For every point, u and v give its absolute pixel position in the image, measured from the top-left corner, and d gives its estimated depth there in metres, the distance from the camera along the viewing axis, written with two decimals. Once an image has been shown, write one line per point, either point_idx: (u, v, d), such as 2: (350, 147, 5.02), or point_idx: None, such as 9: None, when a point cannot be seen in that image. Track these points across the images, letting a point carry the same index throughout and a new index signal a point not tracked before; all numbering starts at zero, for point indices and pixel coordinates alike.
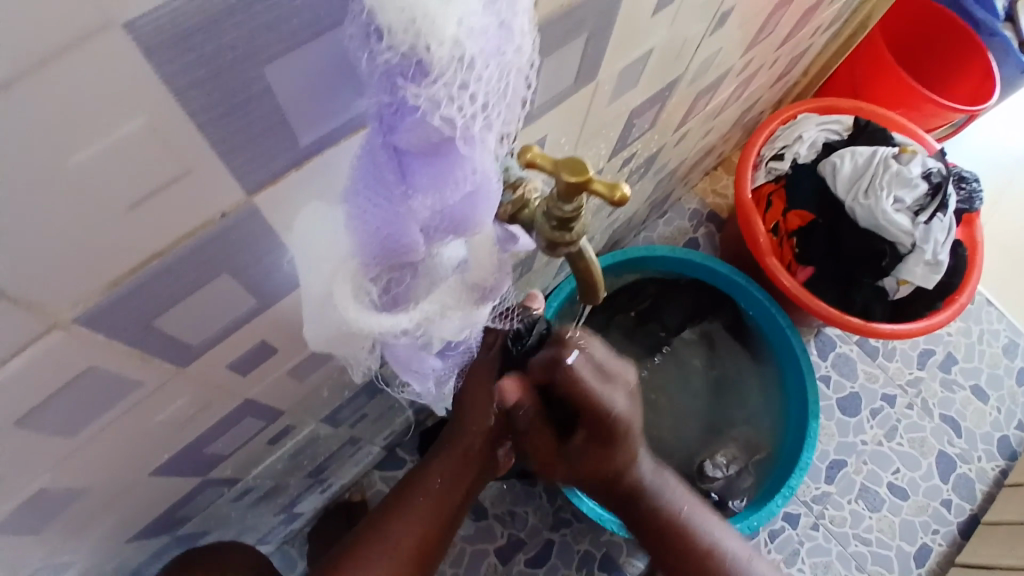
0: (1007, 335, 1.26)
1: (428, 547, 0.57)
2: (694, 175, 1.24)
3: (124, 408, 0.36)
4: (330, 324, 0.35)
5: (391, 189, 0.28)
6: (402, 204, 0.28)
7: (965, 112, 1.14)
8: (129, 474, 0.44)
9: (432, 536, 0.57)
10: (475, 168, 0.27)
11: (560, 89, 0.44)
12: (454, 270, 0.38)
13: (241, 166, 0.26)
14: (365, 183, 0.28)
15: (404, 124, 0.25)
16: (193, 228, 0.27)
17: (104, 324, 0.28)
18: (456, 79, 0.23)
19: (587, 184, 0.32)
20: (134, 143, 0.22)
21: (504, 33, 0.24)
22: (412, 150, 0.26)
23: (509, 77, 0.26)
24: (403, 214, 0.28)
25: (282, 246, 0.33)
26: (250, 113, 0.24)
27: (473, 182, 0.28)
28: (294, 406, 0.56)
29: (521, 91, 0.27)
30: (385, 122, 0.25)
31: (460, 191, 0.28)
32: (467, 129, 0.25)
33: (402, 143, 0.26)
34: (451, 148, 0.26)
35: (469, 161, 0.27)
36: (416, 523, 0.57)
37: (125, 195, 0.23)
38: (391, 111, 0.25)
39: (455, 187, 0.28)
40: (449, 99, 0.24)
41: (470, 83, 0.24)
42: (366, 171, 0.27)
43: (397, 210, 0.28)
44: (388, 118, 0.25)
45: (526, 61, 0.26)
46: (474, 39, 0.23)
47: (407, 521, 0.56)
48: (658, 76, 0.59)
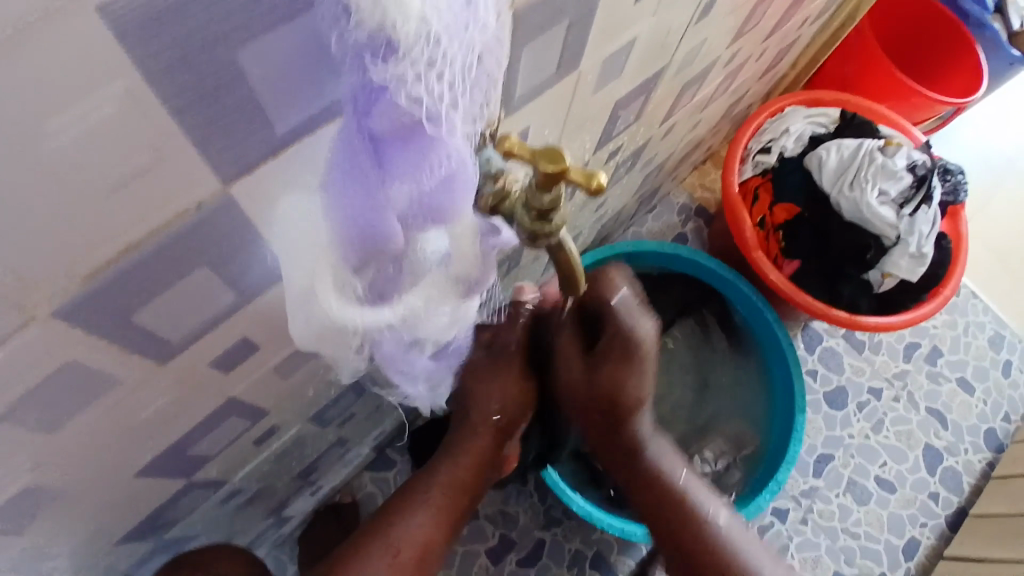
0: (992, 327, 1.28)
1: (435, 547, 0.55)
2: (681, 170, 1.24)
3: (103, 407, 0.35)
4: (314, 321, 0.33)
5: (367, 177, 0.27)
6: (378, 190, 0.27)
7: (954, 105, 1.15)
8: (111, 474, 0.43)
9: (441, 533, 0.56)
10: (449, 152, 0.27)
11: (544, 78, 0.44)
12: (438, 264, 0.36)
13: (215, 155, 0.26)
14: (339, 171, 0.27)
15: (376, 106, 0.24)
16: (171, 217, 0.27)
17: (79, 318, 0.28)
18: (424, 56, 0.23)
19: (564, 173, 0.32)
20: (105, 129, 0.21)
21: (469, 8, 0.24)
22: (386, 134, 0.26)
23: (475, 55, 0.25)
24: (379, 200, 0.28)
25: (263, 239, 0.32)
26: (223, 99, 0.24)
27: (448, 167, 0.28)
28: (279, 405, 0.55)
29: (496, 69, 0.27)
30: (359, 106, 0.25)
31: (434, 176, 0.27)
32: (437, 110, 0.25)
33: (375, 127, 0.25)
34: (423, 130, 0.26)
35: (444, 145, 0.27)
36: (426, 519, 0.55)
37: (96, 184, 0.23)
38: (365, 95, 0.24)
39: (430, 171, 0.27)
40: (417, 77, 0.23)
41: (439, 59, 0.23)
42: (341, 157, 0.27)
43: (373, 197, 0.27)
44: (363, 103, 0.24)
45: (491, 37, 0.26)
46: (440, 14, 0.22)
47: (415, 520, 0.54)
48: (643, 66, 0.59)
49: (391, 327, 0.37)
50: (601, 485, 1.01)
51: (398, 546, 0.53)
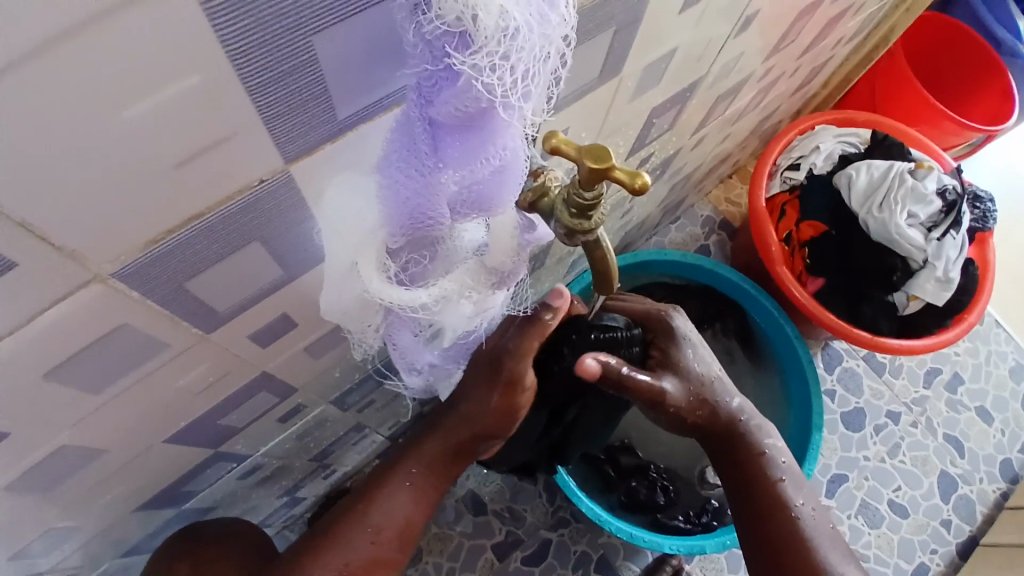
0: (1015, 358, 1.26)
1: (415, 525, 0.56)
2: (708, 182, 1.25)
3: (149, 370, 0.36)
4: (349, 294, 0.36)
5: (424, 162, 0.28)
6: (432, 176, 0.29)
7: (984, 131, 1.14)
8: (145, 439, 0.45)
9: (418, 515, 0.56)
10: (505, 144, 0.28)
11: (586, 82, 0.45)
12: (474, 253, 0.38)
13: (280, 136, 0.27)
14: (397, 154, 0.28)
15: (442, 95, 0.26)
16: (234, 192, 0.28)
17: (139, 281, 0.29)
18: (499, 49, 0.24)
19: (608, 171, 0.33)
20: (185, 101, 0.23)
21: (548, 5, 0.24)
22: (447, 122, 0.27)
23: (550, 50, 0.26)
24: (432, 185, 0.29)
25: (311, 220, 0.34)
26: (295, 79, 0.25)
27: (502, 158, 0.29)
28: (306, 385, 0.57)
29: (559, 67, 0.27)
30: (423, 94, 0.26)
31: (488, 165, 0.29)
32: (507, 99, 0.26)
33: (438, 115, 0.27)
34: (485, 119, 0.27)
35: (501, 135, 0.28)
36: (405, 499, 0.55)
37: (169, 153, 0.24)
38: (431, 83, 0.26)
39: (484, 160, 0.28)
40: (491, 68, 0.24)
41: (512, 54, 0.24)
42: (399, 142, 0.28)
43: (427, 181, 0.29)
44: (427, 90, 0.26)
45: (565, 38, 0.27)
46: (520, 10, 0.24)
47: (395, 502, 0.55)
48: (680, 77, 0.60)
49: (422, 308, 0.38)
50: (611, 490, 1.02)
51: (378, 527, 0.53)
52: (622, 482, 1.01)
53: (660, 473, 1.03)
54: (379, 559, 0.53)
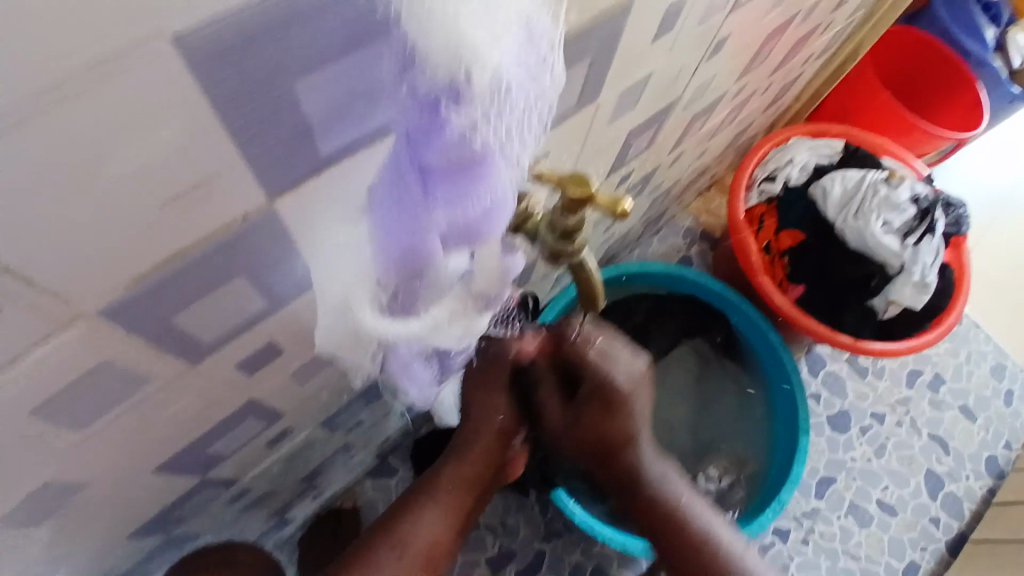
0: (994, 358, 1.29)
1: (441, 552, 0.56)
2: (689, 194, 1.27)
3: (134, 402, 0.37)
4: (341, 325, 0.37)
5: (416, 205, 0.28)
6: (426, 220, 0.29)
7: (955, 139, 1.18)
8: (132, 470, 0.45)
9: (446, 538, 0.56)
10: (494, 187, 0.29)
11: (564, 109, 0.46)
12: (459, 280, 0.37)
13: (264, 176, 0.28)
14: (392, 199, 0.29)
15: (435, 145, 0.26)
16: (218, 227, 0.28)
17: (124, 318, 0.29)
18: (492, 104, 0.25)
19: (589, 199, 0.34)
20: (172, 145, 0.23)
21: (531, 58, 0.26)
22: (439, 169, 0.27)
23: (534, 99, 0.28)
24: (427, 228, 0.29)
25: (295, 254, 0.34)
26: (278, 124, 0.26)
27: (492, 200, 0.29)
28: (294, 409, 0.57)
29: (543, 118, 0.30)
30: (416, 143, 0.27)
31: (478, 207, 0.29)
32: (496, 147, 0.27)
33: (431, 162, 0.27)
34: (479, 168, 0.27)
35: (492, 180, 0.28)
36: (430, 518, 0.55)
37: (155, 193, 0.25)
38: (423, 133, 0.26)
39: (476, 203, 0.29)
40: (483, 121, 0.26)
41: (501, 106, 0.26)
42: (393, 187, 0.28)
43: (421, 225, 0.29)
44: (421, 140, 0.26)
45: (546, 85, 0.28)
46: (511, 68, 0.25)
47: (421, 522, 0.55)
48: (656, 99, 0.61)
49: (410, 334, 0.37)
50: (605, 500, 1.02)
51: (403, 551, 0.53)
52: (616, 491, 1.02)
53: None
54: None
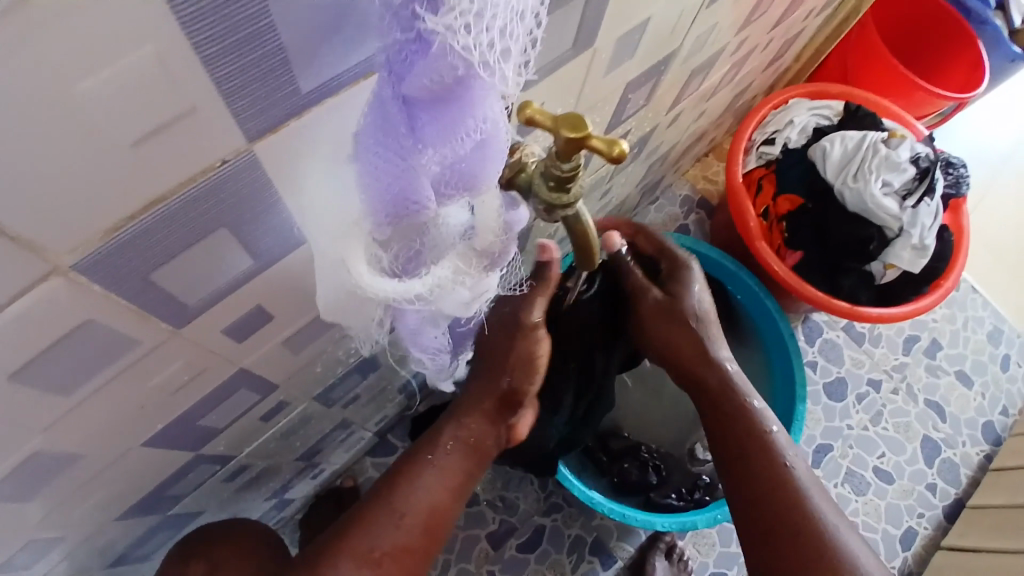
0: (992, 322, 1.29)
1: (443, 516, 0.54)
2: (685, 161, 1.25)
3: (118, 369, 0.35)
4: (339, 285, 0.34)
5: (402, 142, 0.27)
6: (412, 156, 0.27)
7: (955, 100, 1.15)
8: (121, 444, 0.43)
9: (449, 500, 0.54)
10: (485, 115, 0.27)
11: (559, 54, 0.44)
12: (460, 237, 0.36)
13: (241, 111, 0.26)
14: (373, 138, 0.27)
15: (416, 68, 0.24)
16: (198, 171, 0.27)
17: (101, 273, 0.28)
18: (472, 7, 0.22)
19: (586, 140, 0.32)
20: (138, 76, 0.21)
21: None
22: (424, 98, 0.25)
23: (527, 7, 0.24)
24: (412, 166, 0.27)
25: (281, 204, 0.32)
26: (251, 50, 0.24)
27: (482, 131, 0.27)
28: (288, 381, 0.56)
29: (535, 30, 0.26)
30: (395, 69, 0.24)
31: (469, 140, 0.27)
32: (482, 63, 0.24)
33: (413, 90, 0.25)
34: (465, 92, 0.25)
35: (481, 106, 0.26)
36: (432, 479, 0.54)
37: (125, 132, 0.23)
38: (401, 56, 0.24)
39: (466, 135, 0.27)
40: (464, 28, 0.23)
41: (487, 12, 0.23)
42: (374, 123, 0.26)
43: (406, 163, 0.27)
44: (399, 64, 0.24)
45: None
46: None
47: (423, 484, 0.53)
48: (653, 52, 0.59)
49: (418, 299, 0.36)
50: (603, 474, 1.02)
51: (405, 509, 0.52)
52: (614, 464, 1.01)
53: (652, 453, 1.04)
54: (408, 545, 0.51)
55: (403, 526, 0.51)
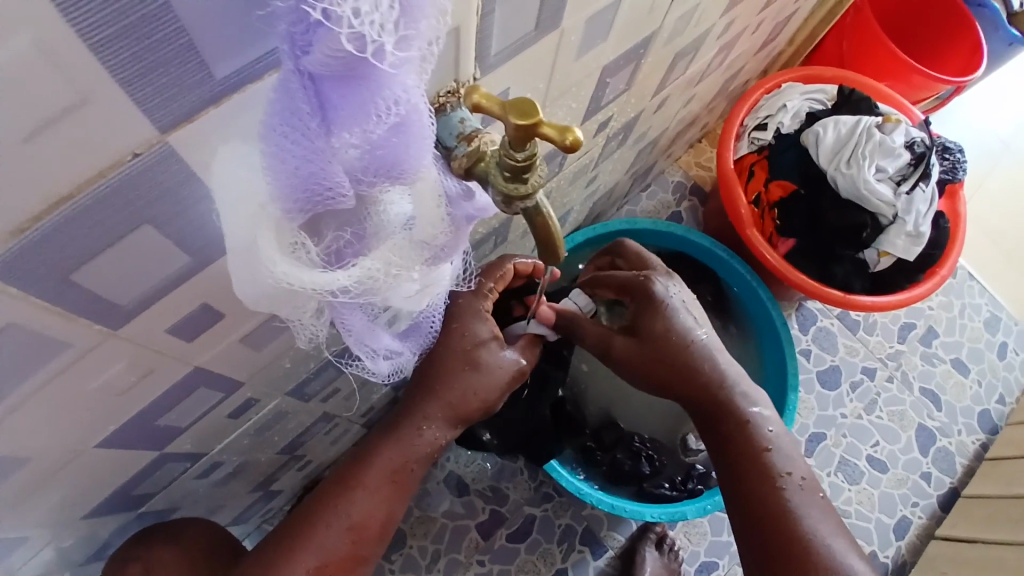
0: (989, 309, 1.27)
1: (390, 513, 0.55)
2: (676, 147, 1.22)
3: (55, 371, 0.33)
4: (262, 285, 0.31)
5: (307, 124, 0.24)
6: (320, 140, 0.24)
7: (953, 84, 1.13)
8: (71, 444, 0.42)
9: (392, 501, 0.55)
10: (399, 95, 0.24)
11: (521, 37, 0.41)
12: (401, 227, 0.34)
13: (145, 100, 0.24)
14: (277, 118, 0.24)
15: (311, 39, 0.21)
16: (107, 166, 0.25)
17: (13, 276, 0.26)
18: None
19: (536, 127, 0.30)
20: (15, 63, 0.20)
21: None
22: (326, 75, 0.22)
23: None
24: (322, 150, 0.25)
25: (207, 196, 0.30)
26: (147, 34, 0.22)
27: (396, 113, 0.24)
28: (253, 377, 0.54)
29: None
30: (296, 45, 0.21)
31: (382, 124, 0.24)
32: (376, 38, 0.21)
33: (315, 67, 0.22)
34: (366, 67, 0.22)
35: (390, 85, 0.23)
36: (372, 487, 0.53)
37: (13, 125, 0.21)
38: (303, 31, 0.21)
39: (377, 118, 0.24)
40: None
41: None
42: (278, 106, 0.24)
43: (314, 147, 0.24)
44: (299, 39, 0.21)
45: None
46: None
47: (360, 495, 0.53)
48: (629, 34, 0.57)
49: (350, 291, 0.34)
50: (597, 466, 1.00)
51: (350, 523, 0.52)
52: (606, 455, 1.00)
53: (644, 443, 1.02)
54: (352, 552, 0.53)
55: (353, 531, 0.52)
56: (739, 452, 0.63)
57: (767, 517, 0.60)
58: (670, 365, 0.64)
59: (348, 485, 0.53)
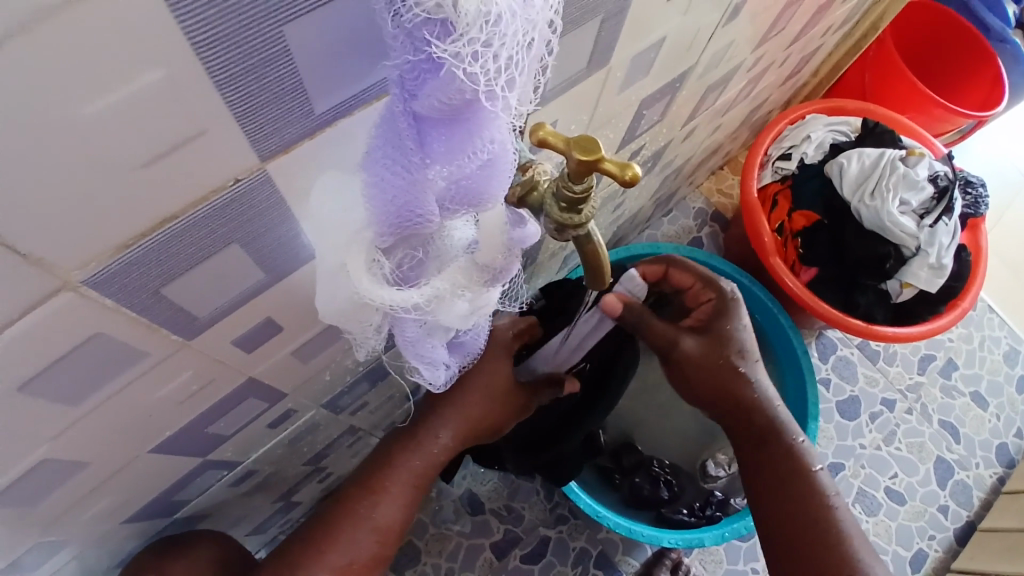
0: (1009, 343, 1.26)
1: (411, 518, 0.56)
2: (699, 174, 1.24)
3: (128, 379, 0.35)
4: (343, 295, 0.34)
5: (408, 157, 0.26)
6: (418, 172, 0.27)
7: (975, 117, 1.14)
8: (127, 450, 0.43)
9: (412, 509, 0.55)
10: (494, 137, 0.26)
11: (573, 73, 0.43)
12: (464, 251, 0.37)
13: (254, 131, 0.26)
14: (381, 151, 0.27)
15: (427, 87, 0.24)
16: (211, 189, 0.27)
17: (112, 288, 0.28)
18: (482, 36, 0.22)
19: (598, 164, 0.32)
20: (148, 96, 0.22)
21: None
22: (432, 116, 0.25)
23: (534, 38, 0.24)
24: (418, 182, 0.27)
25: (292, 219, 0.32)
26: (267, 73, 0.24)
27: (489, 152, 0.27)
28: (296, 389, 0.56)
29: (544, 56, 0.25)
30: (406, 88, 0.25)
31: (475, 160, 0.27)
32: (491, 90, 0.24)
33: (423, 109, 0.25)
34: (472, 111, 0.25)
35: (489, 127, 0.26)
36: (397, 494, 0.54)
37: (136, 152, 0.23)
38: (413, 76, 0.24)
39: (471, 155, 0.26)
40: (473, 57, 0.23)
41: (495, 41, 0.22)
42: (383, 138, 0.26)
43: (412, 178, 0.27)
44: (410, 84, 0.24)
45: (550, 21, 0.25)
46: None
47: (387, 500, 0.54)
48: (667, 68, 0.59)
49: (416, 308, 0.36)
50: (615, 489, 1.01)
51: (377, 526, 0.53)
52: (625, 479, 1.00)
53: (663, 468, 1.02)
54: (376, 556, 0.53)
55: (377, 533, 0.53)
56: (785, 472, 0.65)
57: (811, 535, 0.62)
58: (728, 378, 0.66)
59: (370, 488, 0.54)
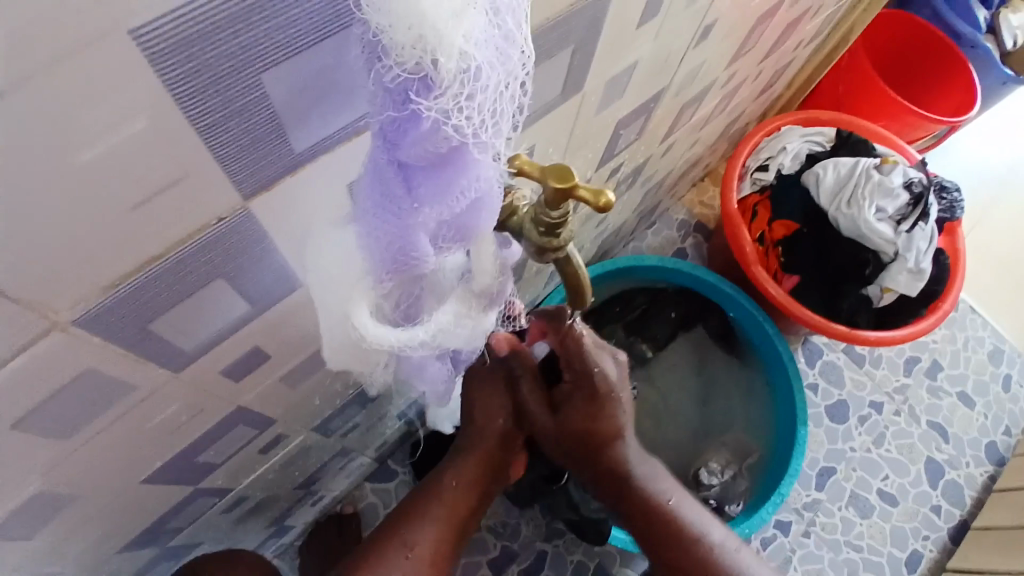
0: (992, 342, 1.29)
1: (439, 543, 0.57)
2: (681, 186, 1.26)
3: (120, 411, 0.36)
4: (345, 336, 0.35)
5: (400, 204, 0.28)
6: (411, 217, 0.28)
7: (947, 123, 1.17)
8: (121, 481, 0.44)
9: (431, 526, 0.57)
10: (478, 176, 0.28)
11: (549, 99, 0.45)
12: (458, 280, 0.37)
13: (238, 171, 0.27)
14: (373, 200, 0.28)
15: (411, 140, 0.25)
16: (196, 228, 0.28)
17: (103, 326, 0.29)
18: (463, 90, 0.24)
19: (572, 190, 0.33)
20: (135, 143, 0.23)
21: (503, 39, 0.24)
22: (418, 164, 0.26)
23: (511, 86, 0.26)
24: (412, 225, 0.29)
25: (274, 252, 0.33)
26: (247, 118, 0.25)
27: (478, 190, 0.29)
28: (285, 414, 0.56)
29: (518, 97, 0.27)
30: (388, 139, 0.26)
31: (465, 199, 0.28)
32: (480, 136, 0.26)
33: (409, 160, 0.26)
34: (458, 157, 0.26)
35: (475, 169, 0.27)
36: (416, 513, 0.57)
37: (126, 197, 0.24)
38: (395, 127, 0.25)
39: (460, 195, 0.28)
40: (458, 109, 0.24)
41: (477, 93, 0.24)
42: (372, 188, 0.28)
43: (406, 223, 0.29)
44: (391, 134, 0.26)
45: (525, 68, 0.26)
46: (479, 49, 0.23)
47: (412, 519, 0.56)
48: (643, 88, 0.61)
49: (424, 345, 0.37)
50: None
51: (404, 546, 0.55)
52: None
53: None
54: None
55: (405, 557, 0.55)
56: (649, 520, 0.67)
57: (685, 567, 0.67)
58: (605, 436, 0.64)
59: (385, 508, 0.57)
